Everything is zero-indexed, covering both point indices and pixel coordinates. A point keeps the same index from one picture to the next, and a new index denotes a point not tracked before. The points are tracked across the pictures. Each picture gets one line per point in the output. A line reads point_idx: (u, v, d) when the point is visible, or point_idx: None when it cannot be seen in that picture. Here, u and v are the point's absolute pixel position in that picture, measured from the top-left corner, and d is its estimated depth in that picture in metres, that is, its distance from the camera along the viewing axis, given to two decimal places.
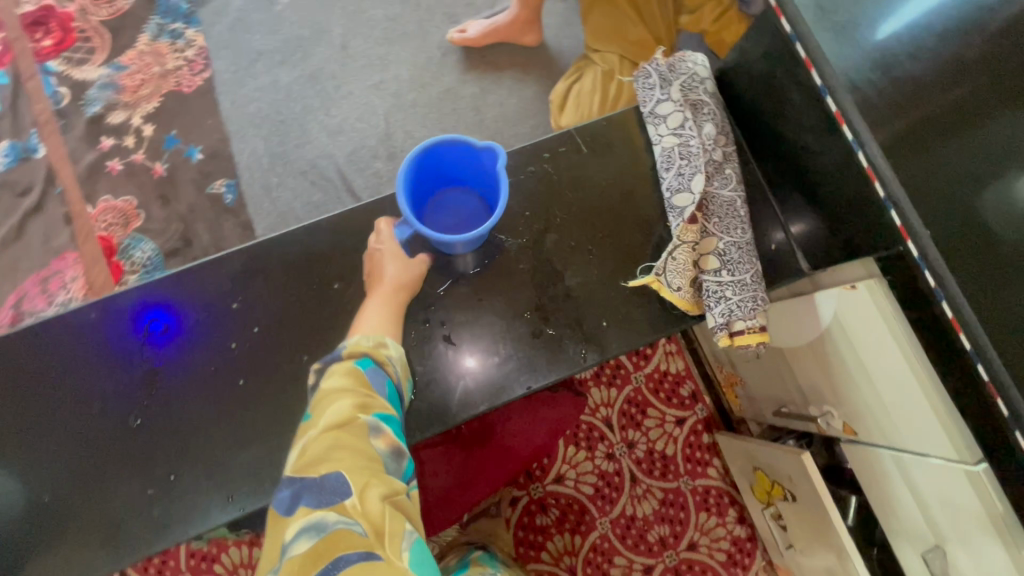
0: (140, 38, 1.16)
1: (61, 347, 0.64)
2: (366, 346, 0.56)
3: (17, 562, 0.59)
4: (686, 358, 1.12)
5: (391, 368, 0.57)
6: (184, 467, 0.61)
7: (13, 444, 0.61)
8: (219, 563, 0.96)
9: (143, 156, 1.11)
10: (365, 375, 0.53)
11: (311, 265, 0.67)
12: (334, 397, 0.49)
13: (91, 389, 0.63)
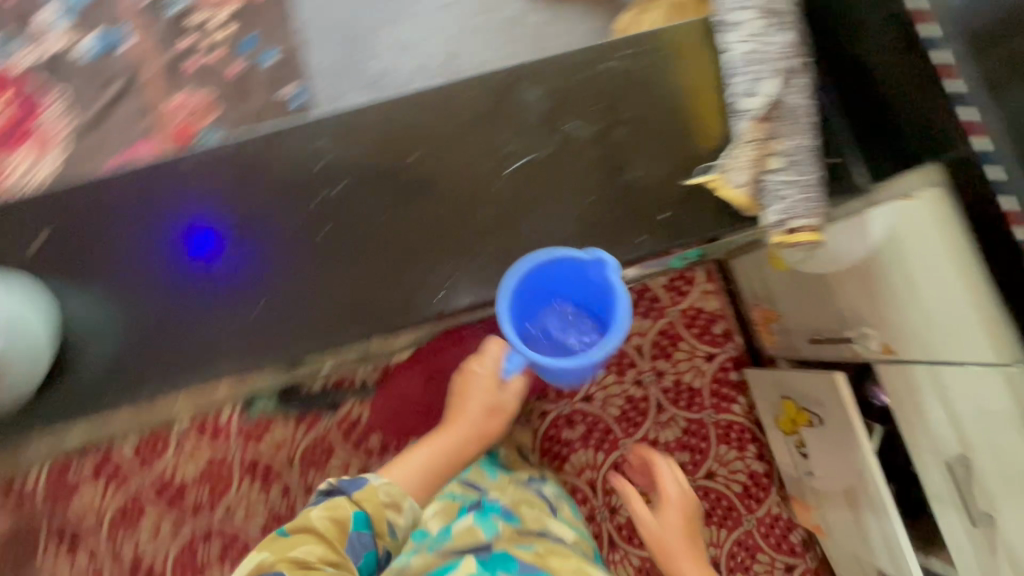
0: None
1: (145, 197, 0.67)
2: (379, 503, 0.63)
3: (117, 368, 0.66)
4: (722, 298, 1.13)
5: (383, 539, 0.63)
6: (273, 298, 0.67)
7: (109, 273, 0.66)
8: (266, 439, 1.05)
9: None
10: (350, 530, 0.61)
11: (386, 136, 0.67)
12: (314, 535, 0.60)
13: (179, 241, 0.67)
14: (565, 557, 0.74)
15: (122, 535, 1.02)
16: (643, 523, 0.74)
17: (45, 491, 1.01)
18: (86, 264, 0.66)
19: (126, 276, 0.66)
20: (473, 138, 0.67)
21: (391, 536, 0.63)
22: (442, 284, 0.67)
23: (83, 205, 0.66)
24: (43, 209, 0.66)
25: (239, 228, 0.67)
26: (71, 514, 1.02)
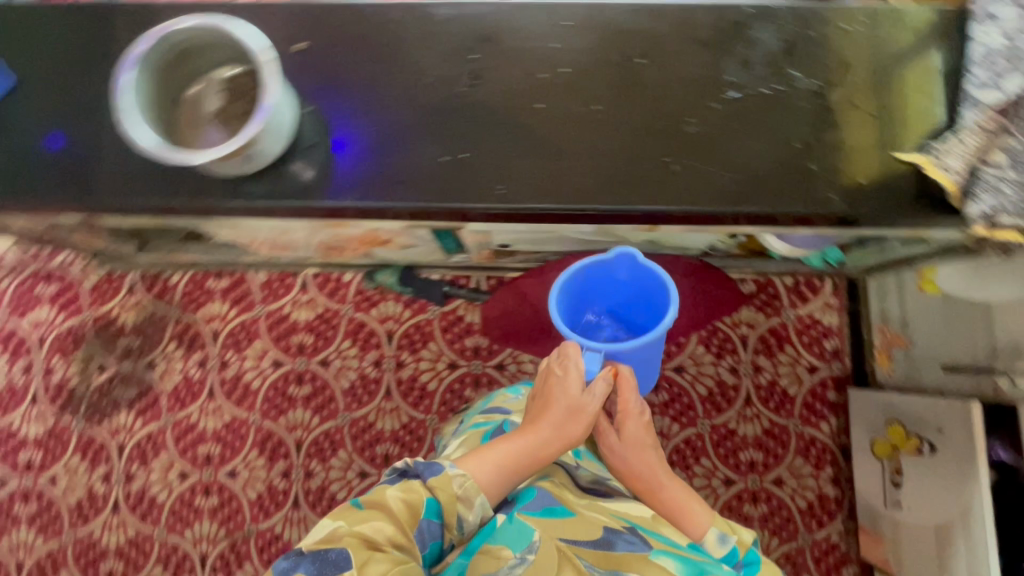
0: None
1: (383, 29, 0.70)
2: (453, 493, 0.61)
3: (321, 164, 0.68)
4: (842, 317, 1.10)
5: (450, 532, 0.61)
6: (473, 145, 0.68)
7: (341, 78, 0.70)
8: (376, 308, 1.13)
9: None
10: (423, 517, 0.58)
11: (619, 35, 0.69)
12: (387, 515, 0.56)
13: (394, 79, 0.70)
14: (577, 496, 0.75)
15: (232, 352, 1.12)
16: (608, 443, 0.76)
17: (184, 292, 1.14)
18: (315, 73, 0.70)
19: (340, 100, 0.70)
20: (704, 58, 0.69)
21: (456, 531, 0.62)
22: (633, 180, 0.68)
23: (317, 35, 0.71)
24: (291, 19, 0.71)
25: (435, 86, 0.69)
26: (197, 319, 1.13)
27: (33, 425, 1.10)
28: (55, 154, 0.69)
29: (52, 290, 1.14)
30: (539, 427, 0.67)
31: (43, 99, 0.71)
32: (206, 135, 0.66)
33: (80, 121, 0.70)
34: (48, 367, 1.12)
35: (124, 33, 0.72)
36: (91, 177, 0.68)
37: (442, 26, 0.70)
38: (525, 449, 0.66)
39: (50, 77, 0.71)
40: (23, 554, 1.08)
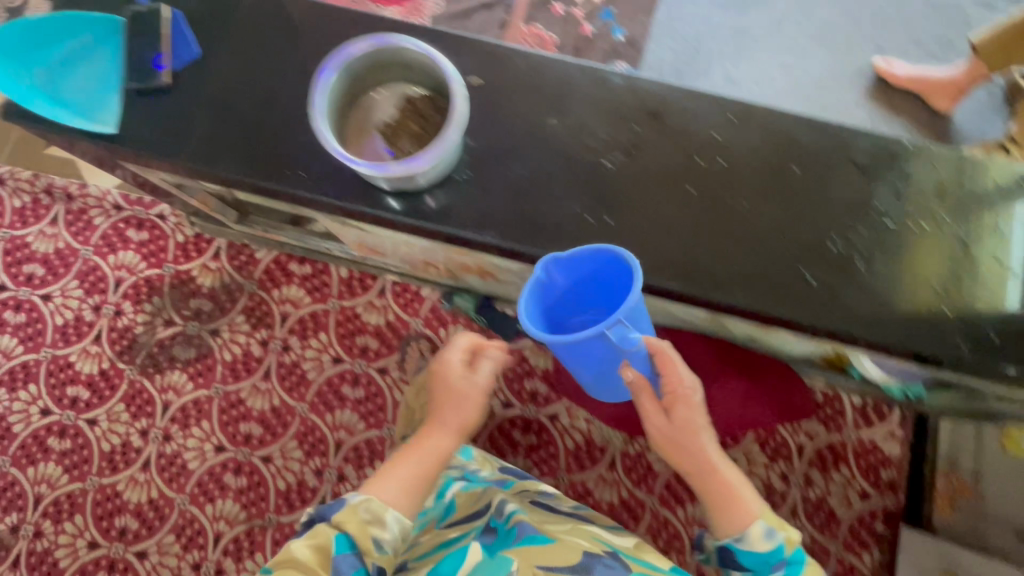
0: None
1: (558, 83, 0.72)
2: (360, 521, 0.65)
3: (472, 197, 0.70)
4: (905, 451, 1.07)
5: (370, 556, 0.64)
6: (619, 213, 0.70)
7: (507, 118, 0.72)
8: (444, 330, 1.13)
9: (582, 15, 1.22)
10: (333, 550, 0.63)
11: (780, 140, 0.71)
12: (300, 569, 0.62)
13: (557, 133, 0.71)
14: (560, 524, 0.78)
15: (295, 338, 1.12)
16: (655, 427, 0.73)
17: (264, 269, 1.15)
18: (484, 108, 0.72)
19: (500, 137, 0.71)
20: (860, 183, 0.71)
21: (377, 555, 0.65)
22: (767, 284, 0.69)
23: (493, 71, 0.73)
24: (473, 51, 0.73)
25: (595, 148, 0.71)
26: (270, 298, 1.14)
27: (88, 362, 1.11)
28: (224, 128, 0.72)
29: (140, 237, 1.16)
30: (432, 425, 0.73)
31: (218, 69, 0.73)
32: (372, 141, 0.69)
33: (251, 100, 0.72)
34: (118, 310, 1.13)
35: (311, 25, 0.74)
36: (253, 157, 0.71)
37: (615, 94, 0.72)
38: (436, 447, 0.72)
39: (232, 52, 0.73)
40: (43, 489, 1.07)
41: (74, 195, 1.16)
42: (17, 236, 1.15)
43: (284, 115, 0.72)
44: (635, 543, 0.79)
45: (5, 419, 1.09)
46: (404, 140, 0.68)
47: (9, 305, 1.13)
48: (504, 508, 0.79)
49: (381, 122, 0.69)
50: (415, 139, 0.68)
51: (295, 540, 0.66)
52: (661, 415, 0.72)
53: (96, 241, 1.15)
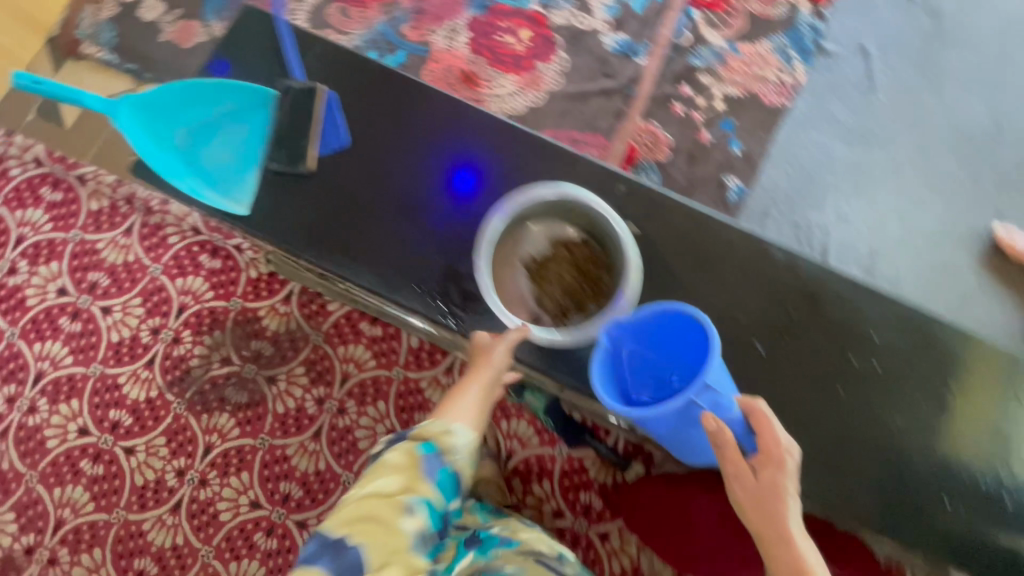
0: (769, 37, 1.20)
1: (715, 247, 0.69)
2: (435, 431, 0.65)
3: None
4: None
5: (450, 455, 0.64)
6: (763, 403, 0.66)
7: (660, 275, 0.68)
8: (506, 422, 1.08)
9: (701, 119, 1.17)
10: (418, 453, 0.64)
11: (940, 356, 0.69)
12: (391, 471, 0.63)
13: (710, 302, 0.68)
14: None
15: (353, 401, 1.08)
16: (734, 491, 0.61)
17: (334, 323, 1.10)
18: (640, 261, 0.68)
19: (648, 296, 0.68)
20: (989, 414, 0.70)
21: (459, 457, 0.64)
22: (903, 511, 0.66)
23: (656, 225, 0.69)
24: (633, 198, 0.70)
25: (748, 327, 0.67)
26: (335, 355, 1.09)
27: (137, 387, 1.07)
28: (359, 227, 0.68)
29: (212, 265, 1.11)
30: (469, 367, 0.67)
31: (361, 163, 0.69)
32: (516, 275, 0.66)
33: (388, 204, 0.68)
34: (176, 337, 1.09)
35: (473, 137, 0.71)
36: (389, 268, 0.67)
37: (775, 272, 0.68)
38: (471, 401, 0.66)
39: (378, 147, 0.70)
40: (68, 513, 1.03)
41: (154, 210, 1.12)
42: (87, 241, 1.11)
43: (429, 226, 0.68)
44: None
45: (42, 431, 1.06)
46: (551, 285, 0.66)
47: (67, 312, 1.09)
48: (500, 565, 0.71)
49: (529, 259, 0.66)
50: (567, 288, 0.66)
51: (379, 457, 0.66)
52: (745, 471, 0.60)
53: (166, 261, 1.11)
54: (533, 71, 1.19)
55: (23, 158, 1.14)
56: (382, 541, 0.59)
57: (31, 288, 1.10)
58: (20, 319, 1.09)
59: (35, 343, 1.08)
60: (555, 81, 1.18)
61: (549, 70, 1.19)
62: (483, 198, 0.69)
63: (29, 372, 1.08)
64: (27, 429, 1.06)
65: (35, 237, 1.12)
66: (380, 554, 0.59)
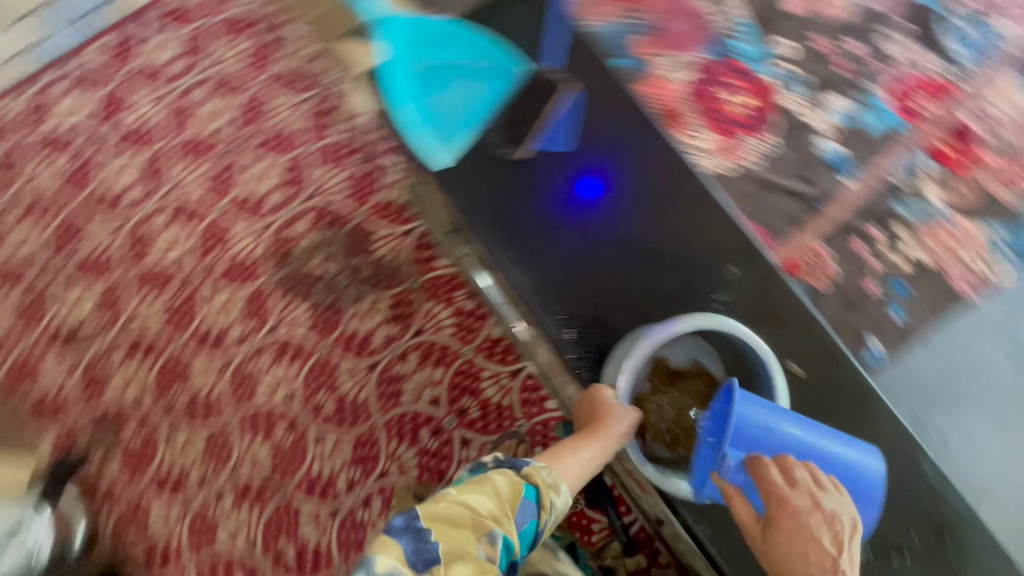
0: (990, 223, 1.09)
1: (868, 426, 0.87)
2: (543, 479, 0.76)
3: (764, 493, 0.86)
4: None
5: (546, 511, 0.74)
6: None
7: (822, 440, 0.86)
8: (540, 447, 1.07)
9: (876, 267, 1.08)
10: (522, 490, 0.73)
11: None
12: (489, 493, 0.71)
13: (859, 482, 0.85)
14: None
15: (416, 355, 1.10)
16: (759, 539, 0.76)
17: (434, 277, 1.11)
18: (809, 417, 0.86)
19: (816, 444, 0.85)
20: None
21: (549, 515, 0.75)
22: None
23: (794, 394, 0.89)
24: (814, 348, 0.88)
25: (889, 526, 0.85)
26: (421, 306, 1.11)
27: (243, 243, 1.12)
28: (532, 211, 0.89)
29: (356, 170, 1.14)
30: (583, 433, 0.82)
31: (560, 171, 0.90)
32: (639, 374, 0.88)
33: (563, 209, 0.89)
34: (295, 217, 1.13)
35: (663, 201, 0.90)
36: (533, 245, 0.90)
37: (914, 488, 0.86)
38: (577, 467, 0.79)
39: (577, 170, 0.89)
40: (139, 317, 1.10)
41: (332, 96, 1.16)
42: (263, 96, 1.16)
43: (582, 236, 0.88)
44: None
45: (151, 239, 1.13)
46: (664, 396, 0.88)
47: (220, 149, 1.15)
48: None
49: (666, 365, 0.89)
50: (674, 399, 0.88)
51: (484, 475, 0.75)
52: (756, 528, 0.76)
53: (320, 147, 1.14)
54: (735, 137, 1.13)
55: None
56: (460, 552, 0.65)
57: (199, 112, 1.16)
58: (177, 135, 1.15)
59: (180, 162, 1.15)
60: (751, 158, 1.12)
61: (752, 146, 1.12)
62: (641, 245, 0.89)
63: (164, 184, 1.14)
64: (139, 231, 1.13)
65: (223, 70, 1.17)
66: (455, 556, 0.65)
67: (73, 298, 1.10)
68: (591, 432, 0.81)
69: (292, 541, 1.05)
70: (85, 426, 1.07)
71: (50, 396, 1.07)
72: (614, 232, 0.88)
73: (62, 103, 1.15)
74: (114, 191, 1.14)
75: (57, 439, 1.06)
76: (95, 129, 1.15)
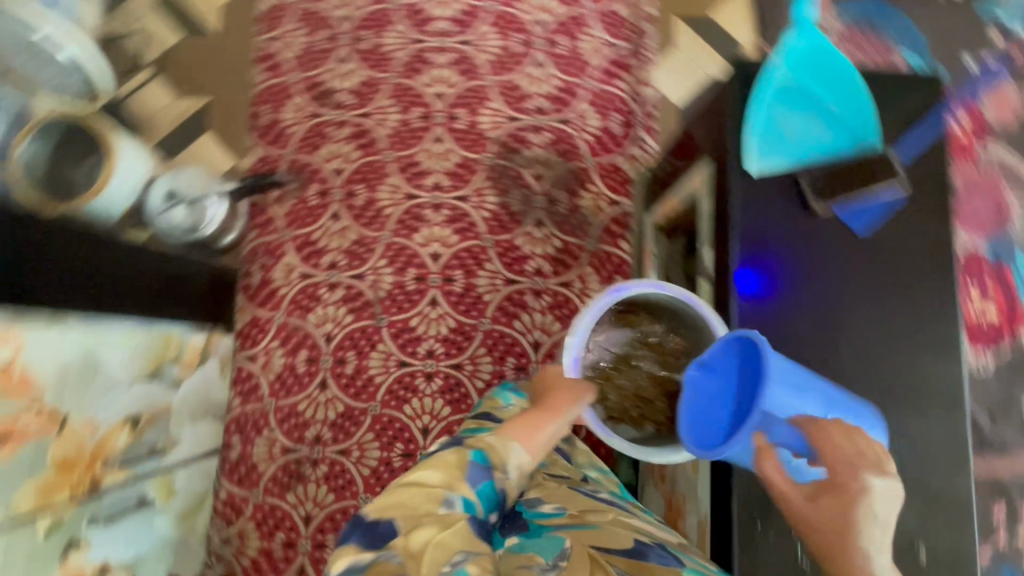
0: None
1: None
2: (491, 445, 0.62)
3: None
4: None
5: (502, 469, 0.60)
6: None
7: None
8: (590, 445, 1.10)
9: (1004, 539, 1.00)
10: (467, 458, 0.59)
11: None
12: (432, 468, 0.58)
13: None
14: (600, 511, 0.71)
15: (549, 299, 1.15)
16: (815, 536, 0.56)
17: (609, 252, 1.16)
18: None
19: None
20: None
21: (508, 473, 0.60)
22: None
23: None
24: None
25: None
26: (581, 266, 1.15)
27: (488, 120, 1.21)
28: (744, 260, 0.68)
29: (613, 126, 1.19)
30: (535, 407, 0.71)
31: (809, 224, 0.68)
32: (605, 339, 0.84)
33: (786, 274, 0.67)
34: (541, 128, 1.20)
35: (896, 321, 0.67)
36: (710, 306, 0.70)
37: None
38: (533, 429, 0.65)
39: (833, 235, 0.67)
40: (376, 117, 1.21)
41: (639, 57, 1.21)
42: (587, 20, 1.23)
43: (775, 322, 0.66)
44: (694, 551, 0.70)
45: (426, 67, 1.23)
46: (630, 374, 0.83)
47: (525, 36, 1.23)
48: (539, 507, 0.71)
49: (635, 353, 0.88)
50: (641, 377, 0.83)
51: (425, 460, 0.61)
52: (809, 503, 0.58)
53: (600, 88, 1.20)
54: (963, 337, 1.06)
55: None
56: (418, 530, 0.52)
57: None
58: (502, 2, 1.24)
59: (490, 24, 1.24)
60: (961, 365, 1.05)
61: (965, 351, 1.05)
62: (837, 361, 0.66)
63: (466, 33, 1.23)
64: (423, 54, 1.23)
65: None
66: (414, 535, 0.51)
67: (343, 68, 1.23)
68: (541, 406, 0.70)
69: (356, 360, 1.14)
70: (283, 165, 1.20)
71: (280, 127, 1.21)
72: (820, 332, 0.66)
73: None
74: (428, 12, 1.25)
75: (261, 159, 1.20)
76: None
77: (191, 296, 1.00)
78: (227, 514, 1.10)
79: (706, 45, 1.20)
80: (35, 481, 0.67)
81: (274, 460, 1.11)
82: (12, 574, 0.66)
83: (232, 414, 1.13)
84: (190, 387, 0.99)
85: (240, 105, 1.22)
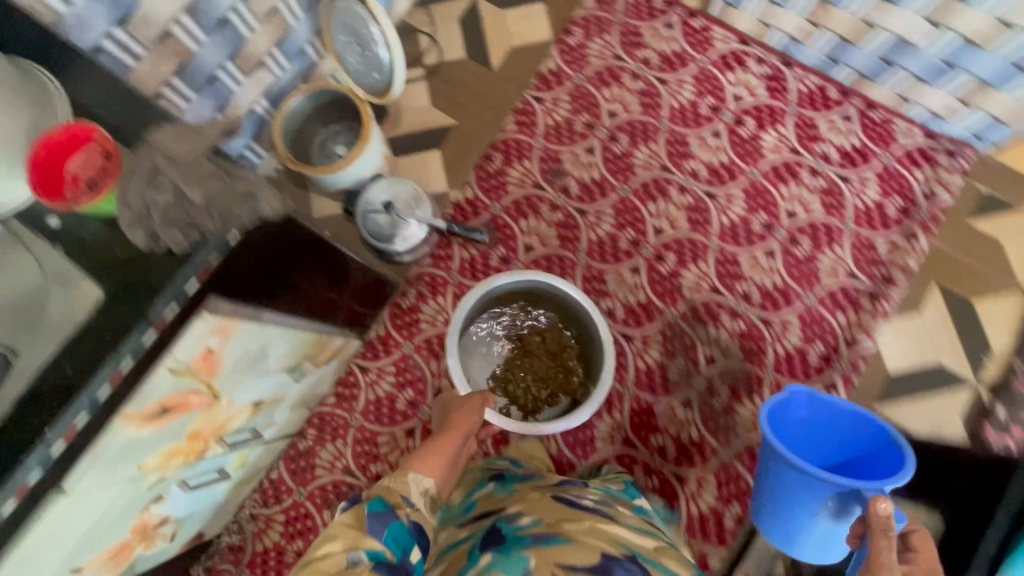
0: None
1: None
2: (382, 494, 0.72)
3: None
4: None
5: (397, 509, 0.70)
6: None
7: None
8: None
9: None
10: (366, 512, 0.68)
11: None
12: (328, 539, 0.64)
13: None
14: (580, 518, 0.73)
15: (656, 482, 1.08)
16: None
17: (740, 472, 1.07)
18: None
19: None
20: None
21: (405, 510, 0.71)
22: None
23: None
24: None
25: None
26: (706, 469, 1.08)
27: (691, 280, 1.15)
28: None
29: (811, 354, 1.10)
30: (433, 442, 0.87)
31: None
32: (486, 360, 1.11)
33: None
34: (738, 317, 1.12)
35: None
36: None
37: None
38: (433, 467, 0.81)
39: None
40: (590, 218, 1.19)
41: (875, 301, 1.10)
42: (841, 237, 1.14)
43: None
44: (675, 558, 0.72)
45: (660, 198, 1.19)
46: (520, 385, 1.10)
47: (771, 220, 1.16)
48: (517, 520, 0.74)
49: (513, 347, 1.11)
50: (535, 375, 1.10)
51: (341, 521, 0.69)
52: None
53: (817, 311, 1.11)
54: None
55: (939, 178, 1.14)
56: None
57: (797, 187, 1.17)
58: (765, 177, 1.18)
59: (742, 190, 1.18)
60: None
61: None
62: None
63: (715, 187, 1.18)
64: (665, 184, 1.19)
65: (848, 190, 1.16)
66: None
67: (585, 157, 1.22)
68: (440, 442, 0.87)
69: None
70: (484, 214, 1.20)
71: (501, 180, 1.22)
72: None
73: (748, 73, 1.23)
74: (690, 149, 1.21)
75: (469, 199, 1.21)
76: (738, 107, 1.22)
77: (344, 294, 1.00)
78: (266, 494, 1.12)
79: (952, 330, 1.09)
80: (168, 447, 0.69)
81: (332, 472, 1.12)
82: (106, 514, 0.67)
83: (320, 409, 1.15)
84: (309, 380, 1.00)
85: (478, 144, 1.24)
